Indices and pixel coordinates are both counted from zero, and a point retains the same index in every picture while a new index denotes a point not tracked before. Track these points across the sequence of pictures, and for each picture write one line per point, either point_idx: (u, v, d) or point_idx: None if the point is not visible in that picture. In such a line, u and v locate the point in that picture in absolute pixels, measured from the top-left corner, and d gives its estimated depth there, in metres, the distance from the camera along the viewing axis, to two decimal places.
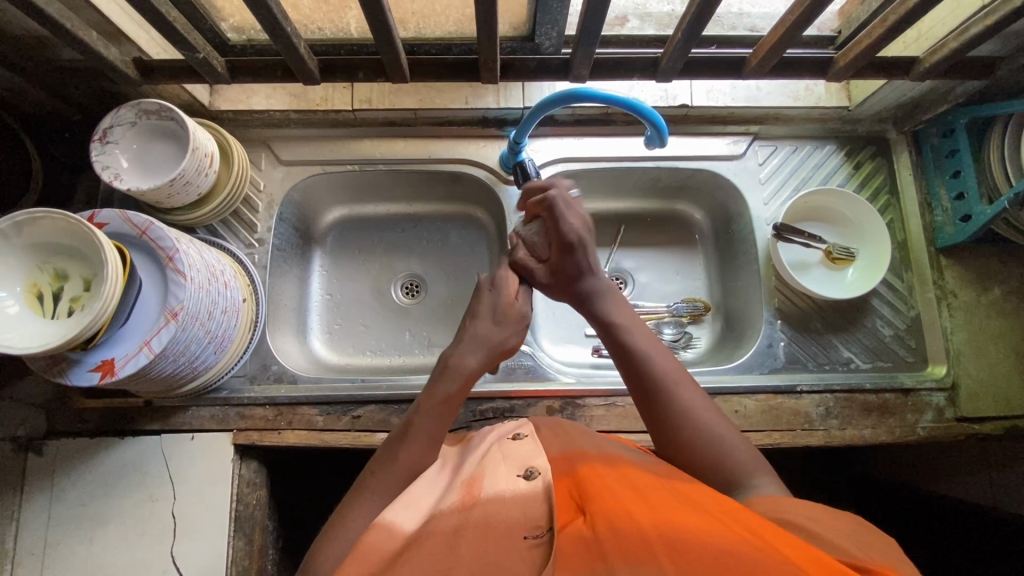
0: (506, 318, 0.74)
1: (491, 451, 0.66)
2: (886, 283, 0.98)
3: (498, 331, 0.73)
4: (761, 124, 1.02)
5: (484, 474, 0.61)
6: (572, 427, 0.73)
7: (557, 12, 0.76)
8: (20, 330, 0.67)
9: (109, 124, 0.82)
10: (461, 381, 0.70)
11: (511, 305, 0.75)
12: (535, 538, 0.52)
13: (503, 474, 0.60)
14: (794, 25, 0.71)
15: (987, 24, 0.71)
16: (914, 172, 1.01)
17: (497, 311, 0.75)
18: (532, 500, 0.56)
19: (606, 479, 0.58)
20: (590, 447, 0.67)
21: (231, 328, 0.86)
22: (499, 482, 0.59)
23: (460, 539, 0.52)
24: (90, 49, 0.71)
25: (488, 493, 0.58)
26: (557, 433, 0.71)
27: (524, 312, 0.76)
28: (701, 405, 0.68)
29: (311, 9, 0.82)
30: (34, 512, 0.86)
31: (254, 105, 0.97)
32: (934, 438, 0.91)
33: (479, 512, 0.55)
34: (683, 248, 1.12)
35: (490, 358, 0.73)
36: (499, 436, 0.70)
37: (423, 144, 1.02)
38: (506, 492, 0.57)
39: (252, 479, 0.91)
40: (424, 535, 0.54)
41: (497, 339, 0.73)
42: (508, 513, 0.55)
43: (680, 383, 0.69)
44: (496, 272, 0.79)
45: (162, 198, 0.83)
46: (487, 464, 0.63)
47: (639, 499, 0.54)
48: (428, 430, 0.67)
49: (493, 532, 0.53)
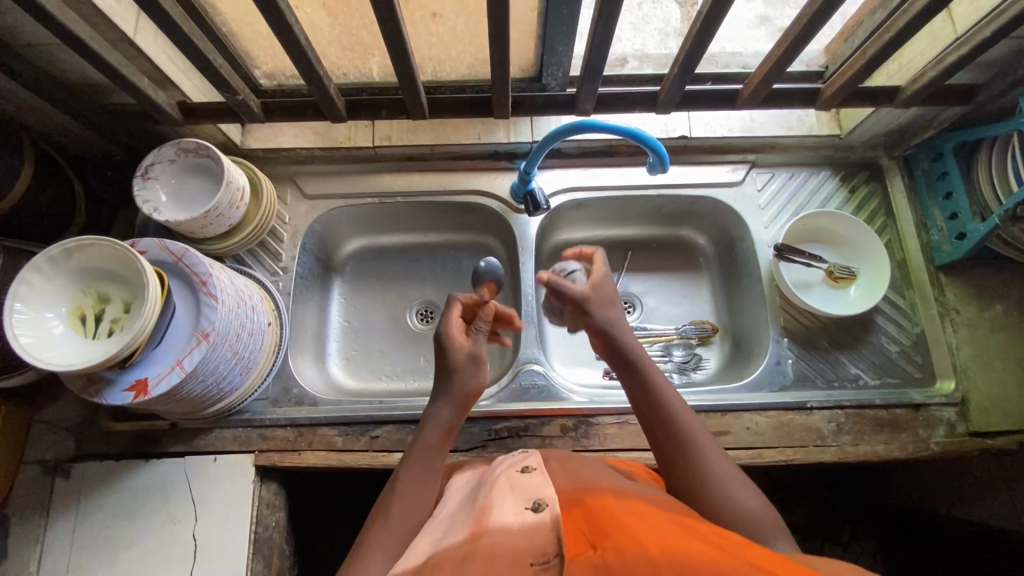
0: (459, 363, 0.76)
1: (500, 486, 0.66)
2: (888, 301, 1.01)
3: (459, 379, 0.75)
4: (758, 153, 1.07)
5: (493, 507, 0.62)
6: (578, 462, 0.76)
7: (563, 53, 0.84)
8: (64, 348, 0.72)
9: (152, 161, 0.90)
10: (441, 432, 0.74)
11: (459, 355, 0.76)
12: (542, 564, 0.52)
13: (512, 506, 0.61)
14: (780, 58, 0.78)
15: (961, 54, 0.77)
16: (908, 195, 1.05)
17: (449, 370, 0.75)
18: (540, 530, 0.56)
19: (616, 515, 0.59)
20: (598, 483, 0.68)
21: (256, 350, 0.90)
22: (508, 514, 0.60)
23: (467, 564, 0.53)
24: (140, 93, 0.78)
25: (496, 524, 0.59)
26: (566, 470, 0.73)
27: (473, 349, 0.76)
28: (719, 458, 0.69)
29: (338, 57, 0.90)
30: (59, 534, 0.88)
31: (283, 143, 1.04)
32: (947, 453, 0.92)
33: (488, 541, 0.56)
34: (689, 273, 1.16)
35: (459, 407, 0.76)
36: (509, 471, 0.70)
37: (437, 177, 1.08)
38: (516, 524, 0.58)
39: (272, 501, 0.92)
40: (437, 563, 0.56)
41: (460, 386, 0.75)
42: (517, 538, 0.56)
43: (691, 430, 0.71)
44: (439, 327, 0.78)
45: (196, 228, 0.90)
46: (496, 497, 0.64)
47: (649, 529, 0.55)
48: (421, 471, 0.72)
49: (501, 558, 0.53)
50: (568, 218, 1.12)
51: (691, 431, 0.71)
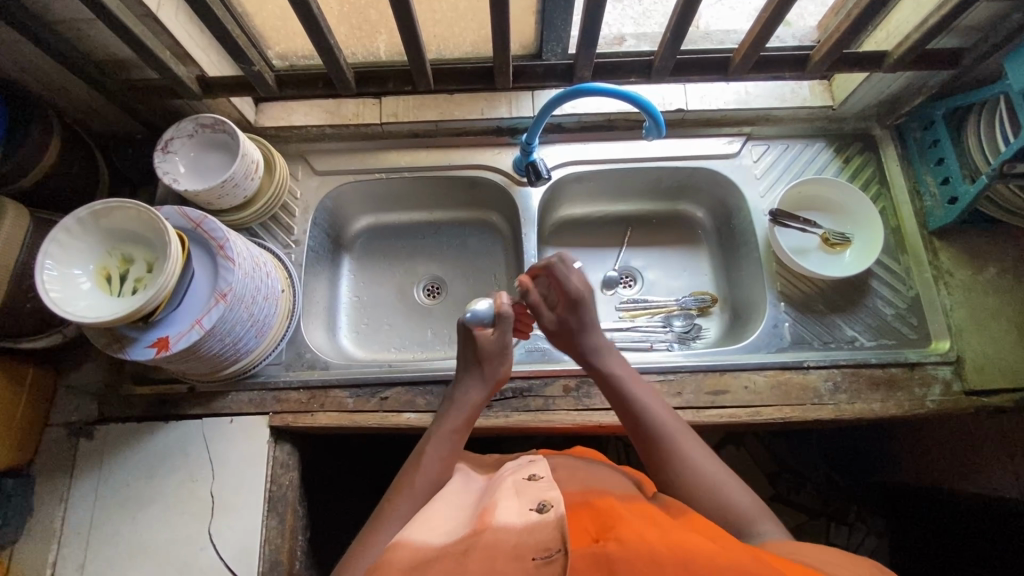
0: (490, 354, 0.82)
1: (505, 489, 0.65)
2: (883, 265, 1.03)
3: (490, 369, 0.82)
4: (753, 126, 1.11)
5: (497, 505, 0.61)
6: (585, 468, 0.74)
7: (561, 29, 0.88)
8: (91, 302, 0.76)
9: (171, 136, 0.94)
10: (466, 412, 0.80)
11: (492, 345, 0.82)
12: (544, 558, 0.52)
13: (516, 507, 0.60)
14: (767, 21, 0.81)
15: (941, 14, 0.80)
16: (901, 164, 1.07)
17: (481, 358, 0.82)
18: (542, 526, 0.56)
19: (625, 518, 0.58)
20: (603, 488, 0.68)
21: (270, 315, 0.94)
22: (512, 514, 0.58)
23: (468, 558, 0.53)
24: (163, 65, 0.83)
25: (500, 522, 0.57)
26: (573, 476, 0.72)
27: (503, 340, 0.82)
28: (711, 465, 0.72)
29: (347, 36, 0.95)
30: (82, 492, 0.92)
31: (294, 121, 1.09)
32: (943, 411, 0.94)
33: (489, 538, 0.55)
34: (688, 246, 1.19)
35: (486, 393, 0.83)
36: (515, 475, 0.68)
37: (443, 153, 1.12)
38: (519, 524, 0.56)
39: (285, 461, 0.95)
40: (435, 554, 0.55)
41: (490, 373, 0.83)
42: (519, 534, 0.55)
43: (683, 443, 0.74)
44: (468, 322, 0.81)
45: (213, 199, 0.94)
46: (500, 497, 0.63)
47: (653, 526, 0.57)
48: (443, 449, 0.76)
49: (502, 552, 0.53)
50: (569, 193, 1.16)
51: (683, 443, 0.74)
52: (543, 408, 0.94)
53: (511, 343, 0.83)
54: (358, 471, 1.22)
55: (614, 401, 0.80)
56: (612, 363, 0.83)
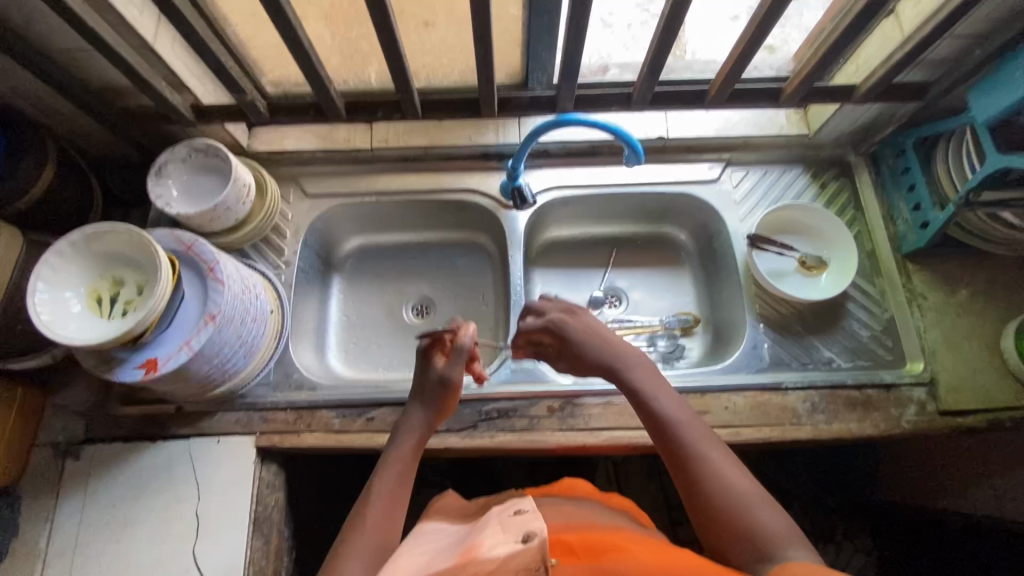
0: (431, 383, 0.85)
1: (491, 525, 0.64)
2: (859, 288, 1.06)
3: (432, 396, 0.84)
4: (733, 152, 1.14)
5: (483, 540, 0.61)
6: (573, 509, 0.73)
7: (547, 60, 0.93)
8: (81, 325, 0.77)
9: (165, 160, 0.96)
10: (413, 442, 0.81)
11: (434, 372, 0.85)
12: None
13: (502, 538, 0.60)
14: (739, 59, 0.86)
15: (905, 52, 0.85)
16: (875, 190, 1.11)
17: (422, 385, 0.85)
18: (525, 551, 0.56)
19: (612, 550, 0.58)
20: (589, 526, 0.67)
21: (258, 336, 0.95)
22: (497, 545, 0.58)
23: None
24: (159, 94, 0.86)
25: (486, 555, 0.57)
26: (560, 515, 0.71)
27: (446, 371, 0.85)
28: (741, 478, 0.68)
29: (339, 65, 0.98)
30: (67, 513, 0.92)
31: (287, 145, 1.12)
32: (918, 431, 0.96)
33: (473, 571, 0.55)
34: (672, 268, 1.22)
35: (428, 423, 0.83)
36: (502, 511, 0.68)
37: (431, 177, 1.15)
38: (503, 554, 0.56)
39: (272, 481, 0.96)
40: None
41: (433, 402, 0.84)
42: (502, 561, 0.55)
43: (712, 454, 0.70)
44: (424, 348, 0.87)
45: (205, 222, 0.96)
46: (488, 531, 0.63)
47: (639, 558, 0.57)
48: (390, 484, 0.75)
49: None
50: (556, 216, 1.19)
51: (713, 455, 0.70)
52: (527, 428, 0.96)
53: (455, 375, 0.85)
54: (344, 491, 1.22)
55: (642, 408, 0.77)
56: (638, 373, 0.81)
